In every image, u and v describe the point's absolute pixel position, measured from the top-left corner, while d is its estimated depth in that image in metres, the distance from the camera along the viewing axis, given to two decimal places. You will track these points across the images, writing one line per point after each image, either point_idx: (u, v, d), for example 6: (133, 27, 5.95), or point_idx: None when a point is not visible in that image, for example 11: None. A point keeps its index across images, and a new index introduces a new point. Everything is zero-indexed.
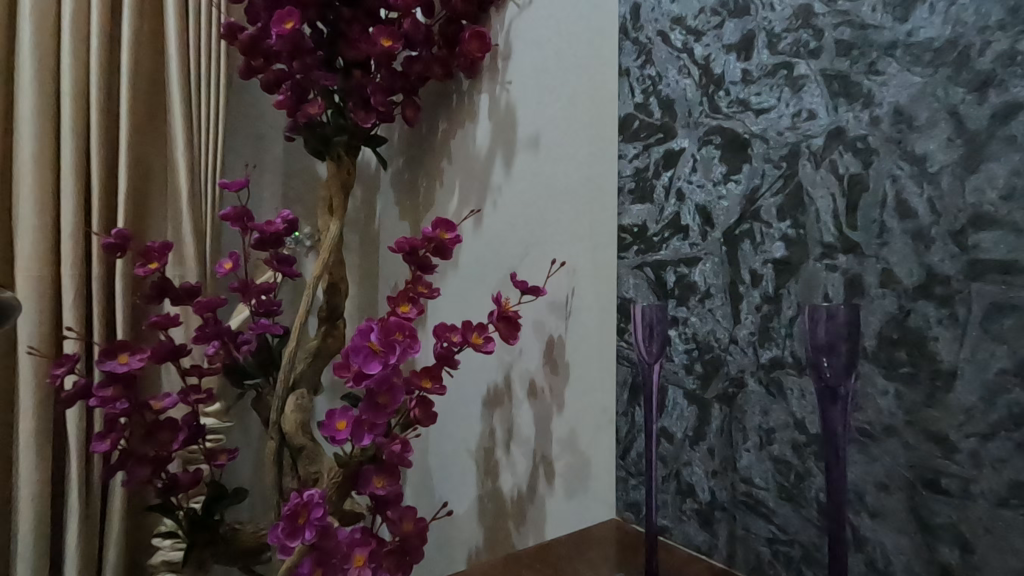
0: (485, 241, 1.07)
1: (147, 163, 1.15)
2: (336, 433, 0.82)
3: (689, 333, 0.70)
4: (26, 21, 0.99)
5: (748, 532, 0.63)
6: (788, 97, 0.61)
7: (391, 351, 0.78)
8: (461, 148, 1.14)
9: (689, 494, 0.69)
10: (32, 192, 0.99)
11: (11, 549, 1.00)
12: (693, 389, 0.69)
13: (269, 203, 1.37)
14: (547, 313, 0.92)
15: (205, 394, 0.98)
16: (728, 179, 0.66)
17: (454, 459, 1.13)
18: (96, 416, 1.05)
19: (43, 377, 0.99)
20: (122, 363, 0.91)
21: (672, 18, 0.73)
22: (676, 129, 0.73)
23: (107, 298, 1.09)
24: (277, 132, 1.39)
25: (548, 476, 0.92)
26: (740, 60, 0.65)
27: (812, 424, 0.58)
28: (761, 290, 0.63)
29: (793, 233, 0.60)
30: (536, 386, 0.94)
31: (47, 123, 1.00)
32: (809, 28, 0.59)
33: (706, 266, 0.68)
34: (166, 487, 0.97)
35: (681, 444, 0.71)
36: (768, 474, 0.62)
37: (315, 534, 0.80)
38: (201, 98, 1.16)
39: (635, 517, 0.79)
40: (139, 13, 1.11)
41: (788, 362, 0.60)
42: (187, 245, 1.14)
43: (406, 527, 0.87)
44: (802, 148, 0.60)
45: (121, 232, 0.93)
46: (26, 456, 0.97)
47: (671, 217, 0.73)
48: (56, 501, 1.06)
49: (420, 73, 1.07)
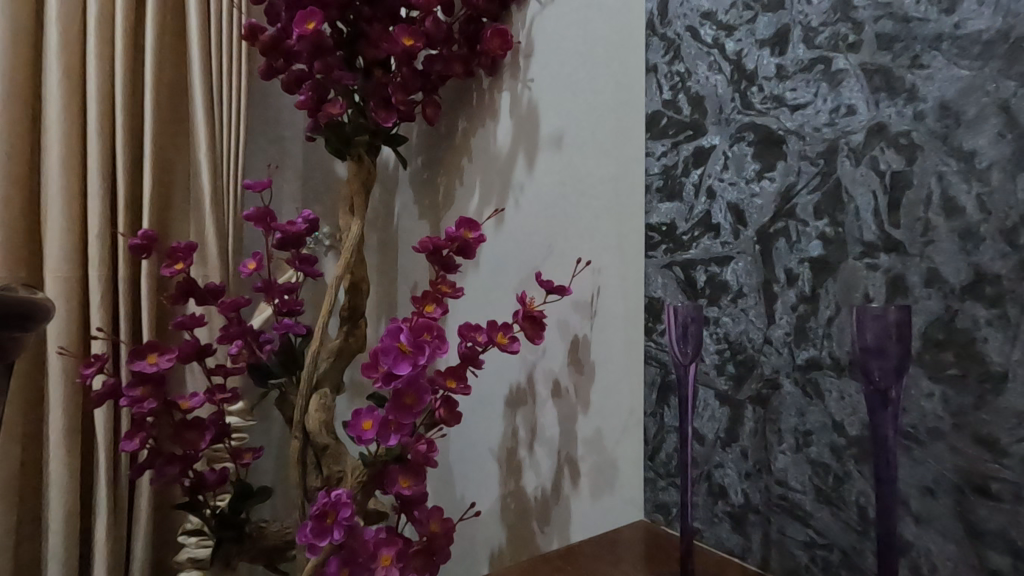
0: (508, 240, 1.07)
1: (171, 165, 1.16)
2: (361, 433, 0.83)
3: (720, 333, 0.69)
4: (54, 24, 1.00)
5: (784, 536, 0.62)
6: (826, 92, 0.59)
7: (420, 351, 0.78)
8: (482, 148, 1.14)
9: (721, 496, 0.69)
10: (60, 194, 1.00)
11: (42, 546, 1.01)
12: (725, 390, 0.68)
13: (290, 203, 1.38)
14: (572, 312, 0.91)
15: (230, 393, 0.99)
16: (762, 176, 0.65)
17: (475, 458, 1.13)
18: (124, 416, 1.06)
19: (72, 377, 1.00)
20: (152, 364, 0.92)
21: (702, 14, 0.72)
22: (706, 126, 0.72)
23: (134, 299, 1.10)
24: (297, 132, 1.39)
25: (574, 476, 0.92)
26: (775, 56, 0.64)
27: (852, 426, 0.57)
28: (797, 290, 0.62)
29: (831, 231, 0.59)
30: (560, 385, 0.94)
31: (74, 125, 1.01)
32: (848, 21, 0.58)
33: (739, 265, 0.67)
34: (193, 486, 0.98)
35: (713, 446, 0.70)
36: (805, 477, 0.61)
37: (343, 534, 0.80)
38: (223, 99, 1.17)
39: (663, 518, 0.78)
40: (161, 15, 1.12)
41: (826, 363, 0.59)
42: (210, 245, 1.14)
43: (433, 527, 0.87)
44: (841, 144, 0.58)
45: (148, 233, 0.94)
46: (57, 454, 0.99)
47: (701, 216, 0.72)
48: (86, 498, 1.08)
49: (441, 72, 1.06)
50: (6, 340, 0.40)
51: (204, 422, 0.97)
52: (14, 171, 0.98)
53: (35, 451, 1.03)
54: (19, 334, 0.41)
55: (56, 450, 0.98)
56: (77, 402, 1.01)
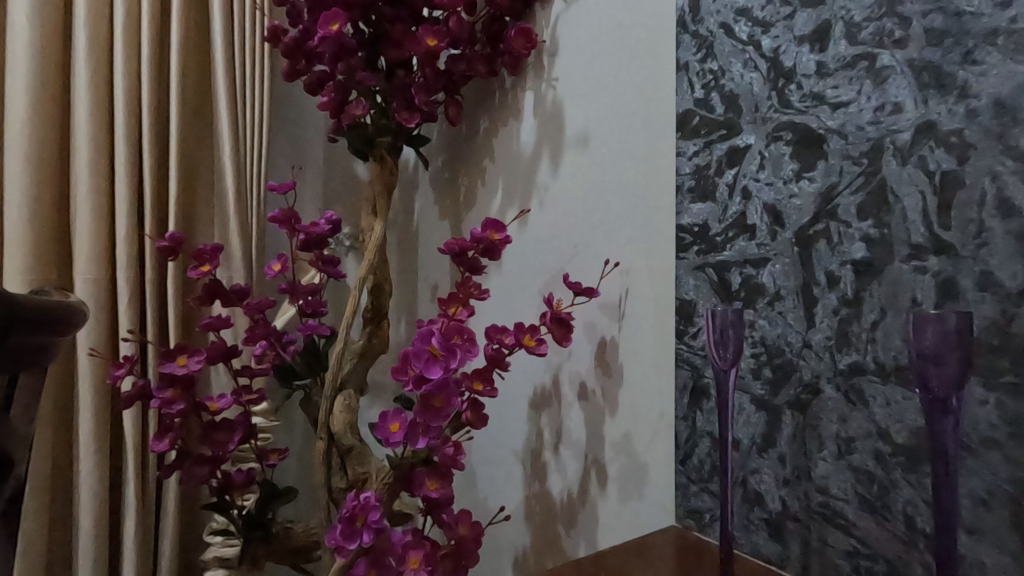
0: (532, 241, 1.06)
1: (196, 168, 1.17)
2: (389, 435, 0.83)
3: (757, 336, 0.67)
4: (81, 29, 1.01)
5: (825, 544, 0.61)
6: (870, 90, 0.58)
7: (452, 355, 0.77)
8: (505, 147, 1.13)
9: (757, 503, 0.67)
10: (88, 197, 1.01)
11: (72, 546, 1.02)
12: (762, 395, 0.67)
13: (311, 204, 1.38)
14: (599, 314, 0.90)
15: (257, 394, 0.99)
16: (800, 176, 0.64)
17: (499, 459, 1.13)
18: (151, 416, 1.07)
19: (101, 378, 1.01)
20: (181, 366, 0.93)
21: (736, 10, 0.71)
22: (741, 125, 0.70)
23: (160, 301, 1.11)
24: (318, 134, 1.39)
25: (601, 480, 0.91)
26: (814, 52, 0.62)
27: (898, 433, 0.55)
28: (839, 293, 0.60)
29: (876, 233, 0.57)
30: (586, 388, 0.93)
31: (102, 128, 1.02)
32: (895, 16, 0.56)
33: (776, 267, 0.66)
34: (221, 487, 0.99)
35: (749, 451, 0.68)
36: (847, 484, 0.59)
37: (372, 537, 0.80)
38: (247, 101, 1.17)
39: (696, 524, 0.77)
40: (186, 18, 1.12)
41: (870, 369, 0.58)
42: (234, 247, 1.15)
43: (462, 531, 0.86)
44: (886, 143, 0.57)
45: (174, 236, 0.94)
46: (87, 455, 1.00)
47: (736, 216, 0.71)
48: (114, 499, 1.09)
49: (464, 72, 1.05)
50: (31, 344, 0.40)
51: (232, 423, 0.97)
52: (46, 176, 0.99)
53: (66, 451, 1.04)
54: (43, 337, 0.40)
55: (87, 451, 1.00)
56: (106, 404, 1.02)
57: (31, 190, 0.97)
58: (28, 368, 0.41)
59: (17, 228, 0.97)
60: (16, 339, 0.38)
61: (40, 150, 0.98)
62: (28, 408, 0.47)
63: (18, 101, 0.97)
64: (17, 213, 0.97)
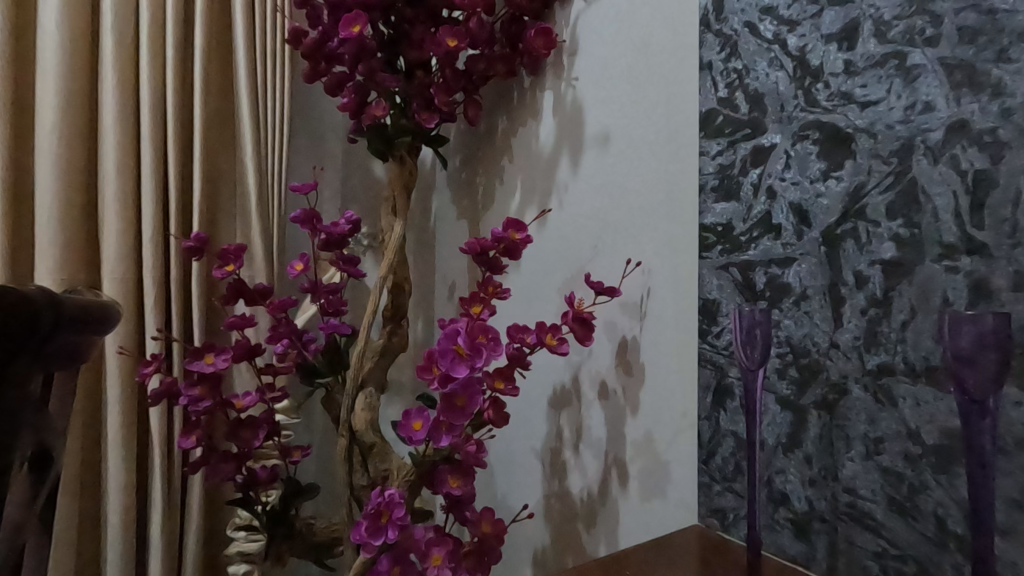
0: (552, 240, 1.06)
1: (219, 168, 1.19)
2: (412, 433, 0.84)
3: (782, 336, 0.67)
4: (109, 34, 1.03)
5: (852, 545, 0.61)
6: (900, 89, 0.58)
7: (477, 355, 0.78)
8: (524, 147, 1.14)
9: (782, 503, 0.67)
10: (116, 198, 1.03)
11: (100, 539, 1.05)
12: (788, 395, 0.67)
13: (330, 203, 1.40)
14: (620, 314, 0.91)
15: (280, 392, 1.01)
16: (828, 176, 0.64)
17: (518, 457, 1.13)
18: (177, 414, 1.09)
19: (129, 376, 1.03)
20: (209, 363, 0.94)
21: (761, 8, 0.71)
22: (766, 124, 0.70)
23: (185, 300, 1.13)
24: (337, 134, 1.41)
25: (622, 478, 0.91)
26: (842, 51, 0.62)
27: (929, 434, 0.55)
28: (867, 293, 0.60)
29: (906, 232, 0.57)
30: (607, 386, 0.93)
31: (129, 130, 1.04)
32: (926, 14, 0.56)
33: (802, 266, 0.66)
34: (246, 483, 1.00)
35: (774, 451, 0.68)
36: (876, 485, 0.59)
37: (397, 534, 0.81)
38: (268, 102, 1.19)
39: (719, 523, 0.77)
40: (209, 21, 1.14)
41: (899, 369, 0.57)
42: (256, 247, 1.17)
43: (485, 528, 0.87)
44: (917, 142, 0.56)
45: (200, 236, 0.96)
46: (115, 450, 1.02)
47: (760, 216, 0.70)
48: (141, 493, 1.11)
49: (483, 72, 1.05)
50: (69, 346, 0.40)
51: (257, 420, 0.99)
52: (75, 178, 1.01)
53: (94, 448, 1.07)
54: (83, 337, 0.42)
55: (115, 447, 1.02)
56: (134, 401, 1.04)
57: (61, 192, 0.99)
58: (64, 368, 0.42)
59: (48, 229, 0.99)
60: (58, 342, 0.39)
61: (69, 152, 1.00)
62: (62, 405, 0.48)
63: (48, 105, 0.99)
64: (48, 215, 0.99)
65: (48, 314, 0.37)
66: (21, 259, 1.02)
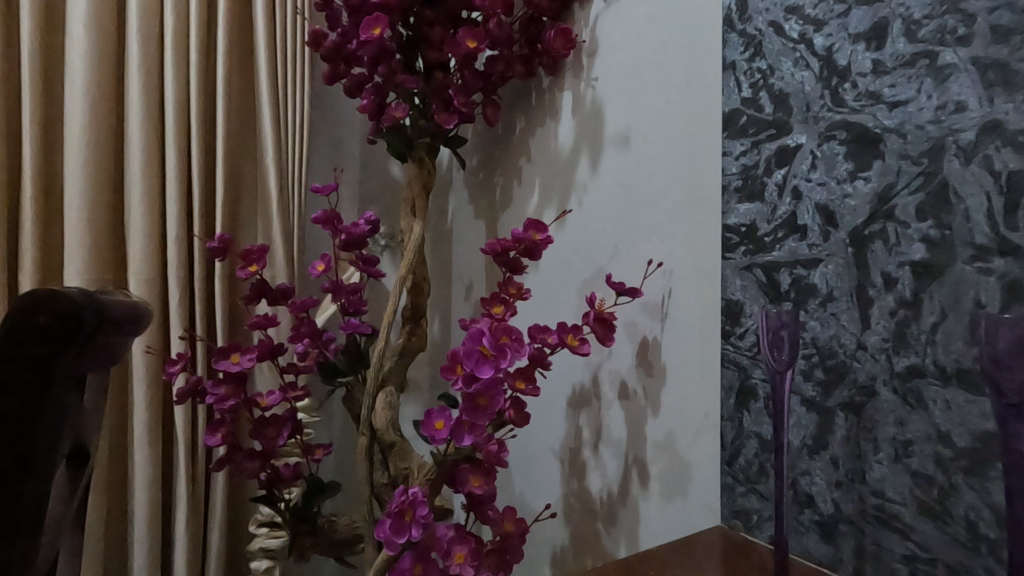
0: (571, 240, 1.07)
1: (241, 170, 1.20)
2: (434, 432, 0.85)
3: (808, 338, 0.67)
4: (134, 38, 1.04)
5: (880, 548, 0.61)
6: (930, 88, 0.57)
7: (502, 355, 0.79)
8: (542, 147, 1.14)
9: (808, 505, 0.67)
10: (142, 200, 1.05)
11: (127, 534, 1.07)
12: (814, 397, 0.66)
13: (349, 204, 1.41)
14: (641, 314, 0.91)
15: (303, 390, 1.02)
16: (855, 176, 0.63)
17: (537, 457, 1.14)
18: (201, 412, 1.11)
19: (155, 374, 1.05)
20: (235, 363, 0.96)
21: (787, 8, 0.70)
22: (791, 124, 0.70)
23: (208, 300, 1.15)
24: (355, 135, 1.42)
25: (642, 479, 0.91)
26: (871, 51, 0.62)
27: (960, 437, 0.55)
28: (896, 294, 0.60)
29: (936, 233, 0.57)
30: (627, 387, 0.94)
31: (154, 133, 1.06)
32: (958, 13, 0.55)
33: (828, 268, 0.65)
34: (269, 481, 1.02)
35: (799, 453, 0.68)
36: (905, 488, 0.59)
37: (420, 532, 0.82)
38: (289, 103, 1.20)
39: (743, 525, 0.76)
40: (231, 25, 1.15)
41: (929, 371, 0.57)
42: (277, 247, 1.18)
43: (507, 527, 0.88)
44: (948, 143, 0.56)
45: (224, 237, 0.97)
46: (142, 447, 1.04)
47: (785, 217, 0.70)
48: (166, 490, 1.13)
49: (503, 73, 1.05)
50: (105, 347, 0.40)
51: (281, 419, 1.00)
52: (102, 179, 1.03)
53: (120, 445, 1.08)
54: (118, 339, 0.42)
55: (141, 444, 1.04)
56: (159, 399, 1.06)
57: (89, 194, 1.01)
58: (94, 369, 0.41)
59: (76, 231, 1.01)
60: (98, 342, 0.39)
61: (97, 155, 1.02)
62: (96, 402, 0.50)
63: (76, 109, 1.00)
64: (77, 217, 1.01)
65: (92, 311, 0.37)
66: (51, 260, 1.04)
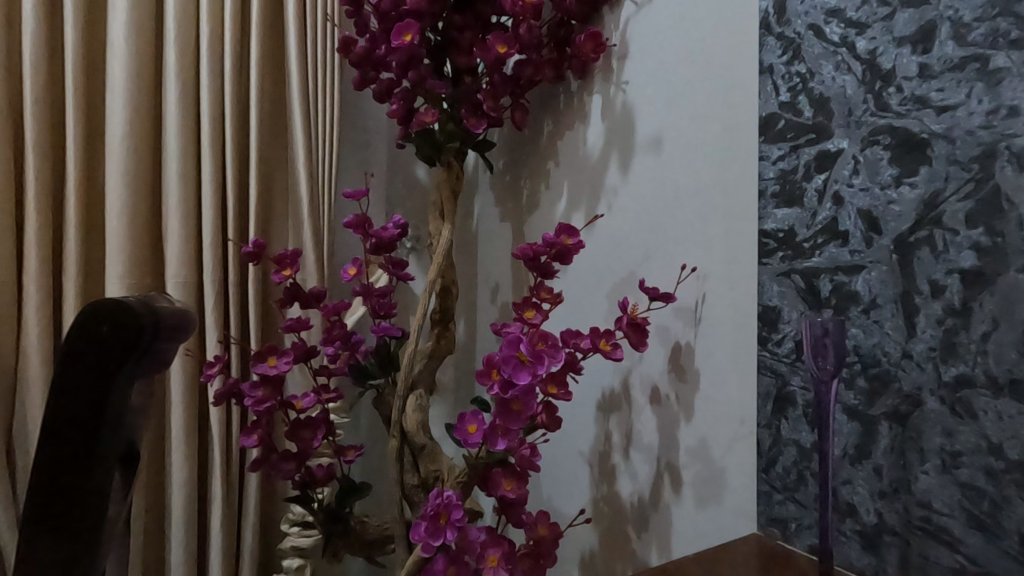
0: (600, 244, 1.06)
1: (272, 175, 1.23)
2: (467, 436, 0.86)
3: (850, 346, 0.66)
4: (172, 47, 1.07)
5: (927, 559, 0.60)
6: (981, 93, 0.56)
7: (539, 361, 0.79)
8: (571, 151, 1.14)
9: (850, 514, 0.66)
10: (178, 205, 1.07)
11: (165, 529, 1.09)
12: (856, 405, 0.65)
13: (377, 208, 1.43)
14: (674, 319, 0.90)
15: (335, 393, 1.04)
16: (900, 182, 0.62)
17: (566, 461, 1.14)
18: (236, 413, 1.13)
19: (191, 375, 1.08)
20: (271, 366, 0.97)
21: (827, 11, 0.69)
22: (832, 129, 0.69)
23: (242, 303, 1.17)
24: (383, 140, 1.44)
25: (675, 484, 0.91)
26: (917, 54, 0.61)
27: (1012, 448, 0.54)
28: (944, 302, 0.59)
29: (987, 241, 0.56)
30: (659, 392, 0.93)
31: (190, 139, 1.08)
32: (1010, 16, 0.54)
33: (871, 274, 0.65)
34: (304, 482, 1.03)
35: (840, 461, 0.67)
36: (952, 500, 0.58)
37: (455, 535, 0.83)
38: (319, 109, 1.22)
39: (780, 533, 0.76)
40: (264, 33, 1.18)
41: (979, 381, 0.56)
42: (309, 250, 1.20)
43: (541, 531, 0.89)
44: (1000, 148, 0.55)
45: (258, 242, 0.98)
46: (179, 446, 1.06)
47: (826, 222, 0.69)
48: (201, 487, 1.16)
49: (532, 77, 1.06)
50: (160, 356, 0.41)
51: (315, 421, 1.01)
52: (141, 184, 1.06)
53: (157, 443, 1.11)
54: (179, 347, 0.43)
55: (179, 442, 1.06)
56: (196, 399, 1.09)
57: (129, 199, 1.04)
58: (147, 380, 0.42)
59: (117, 235, 1.03)
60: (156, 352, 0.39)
61: (137, 161, 1.05)
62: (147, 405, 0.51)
63: (116, 116, 1.03)
64: (118, 221, 1.04)
65: (150, 326, 0.37)
66: (93, 264, 1.07)
